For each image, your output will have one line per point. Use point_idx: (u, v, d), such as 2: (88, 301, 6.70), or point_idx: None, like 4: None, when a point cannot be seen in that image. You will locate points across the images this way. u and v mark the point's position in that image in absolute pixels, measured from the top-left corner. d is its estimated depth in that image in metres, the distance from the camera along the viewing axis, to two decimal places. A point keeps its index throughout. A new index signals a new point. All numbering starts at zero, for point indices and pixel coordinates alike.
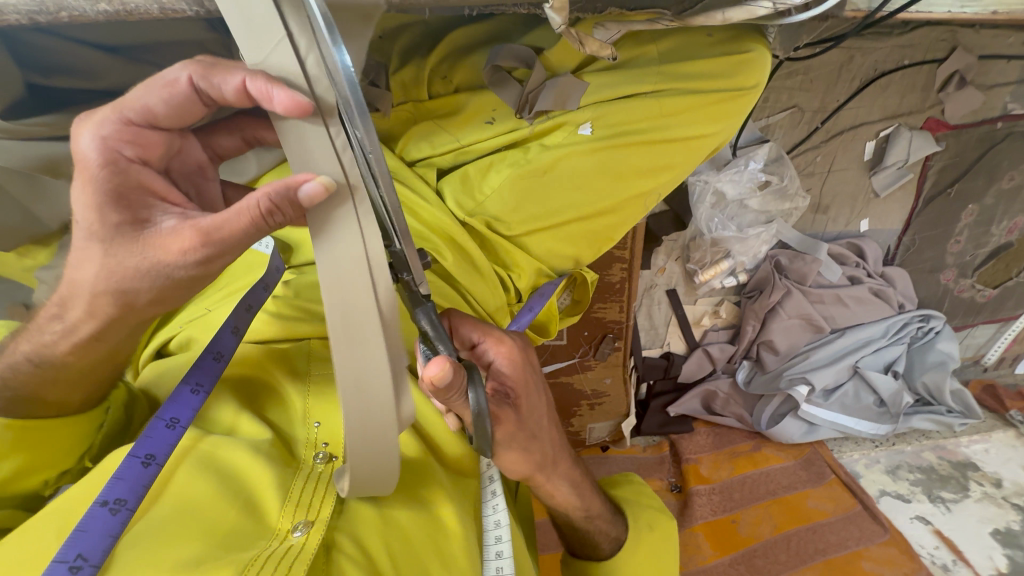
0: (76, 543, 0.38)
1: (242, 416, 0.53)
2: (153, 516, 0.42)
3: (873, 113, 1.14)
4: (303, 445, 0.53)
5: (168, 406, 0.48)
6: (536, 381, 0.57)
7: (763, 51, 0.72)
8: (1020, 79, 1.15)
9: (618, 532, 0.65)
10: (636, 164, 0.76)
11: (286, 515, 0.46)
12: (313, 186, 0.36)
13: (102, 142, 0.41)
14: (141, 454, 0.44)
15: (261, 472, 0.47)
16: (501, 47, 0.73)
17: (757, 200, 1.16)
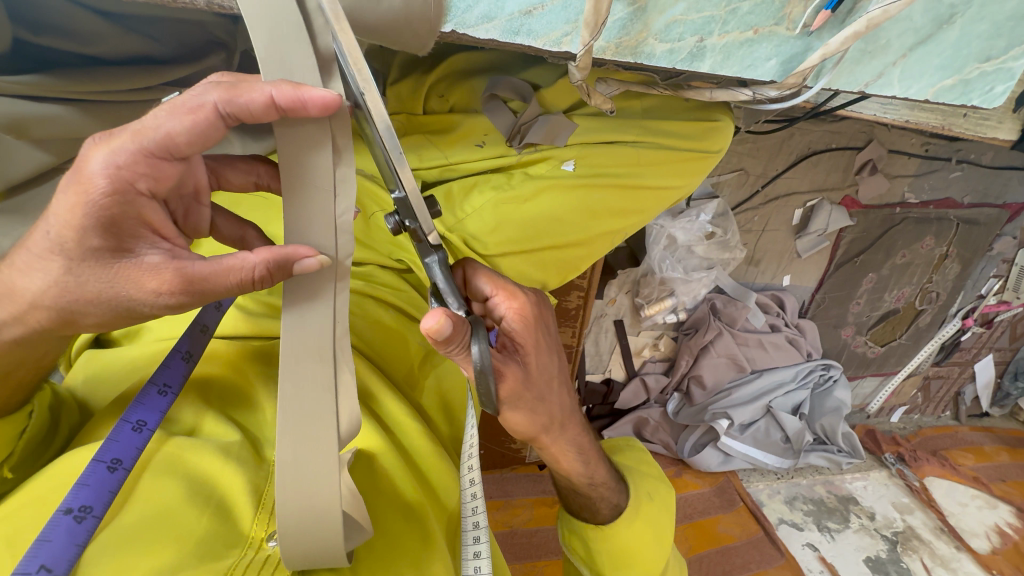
0: (38, 554, 0.39)
1: (206, 416, 0.55)
2: (118, 524, 0.44)
3: (803, 184, 1.30)
4: (270, 446, 0.55)
5: (135, 409, 0.50)
6: (546, 340, 0.58)
7: (728, 122, 0.82)
8: (917, 174, 1.38)
9: (618, 499, 0.68)
10: (611, 204, 0.82)
11: (259, 524, 0.49)
12: (312, 263, 0.44)
13: (114, 171, 0.39)
14: (106, 460, 0.45)
15: (231, 478, 0.50)
16: (501, 79, 0.78)
17: (703, 248, 1.27)
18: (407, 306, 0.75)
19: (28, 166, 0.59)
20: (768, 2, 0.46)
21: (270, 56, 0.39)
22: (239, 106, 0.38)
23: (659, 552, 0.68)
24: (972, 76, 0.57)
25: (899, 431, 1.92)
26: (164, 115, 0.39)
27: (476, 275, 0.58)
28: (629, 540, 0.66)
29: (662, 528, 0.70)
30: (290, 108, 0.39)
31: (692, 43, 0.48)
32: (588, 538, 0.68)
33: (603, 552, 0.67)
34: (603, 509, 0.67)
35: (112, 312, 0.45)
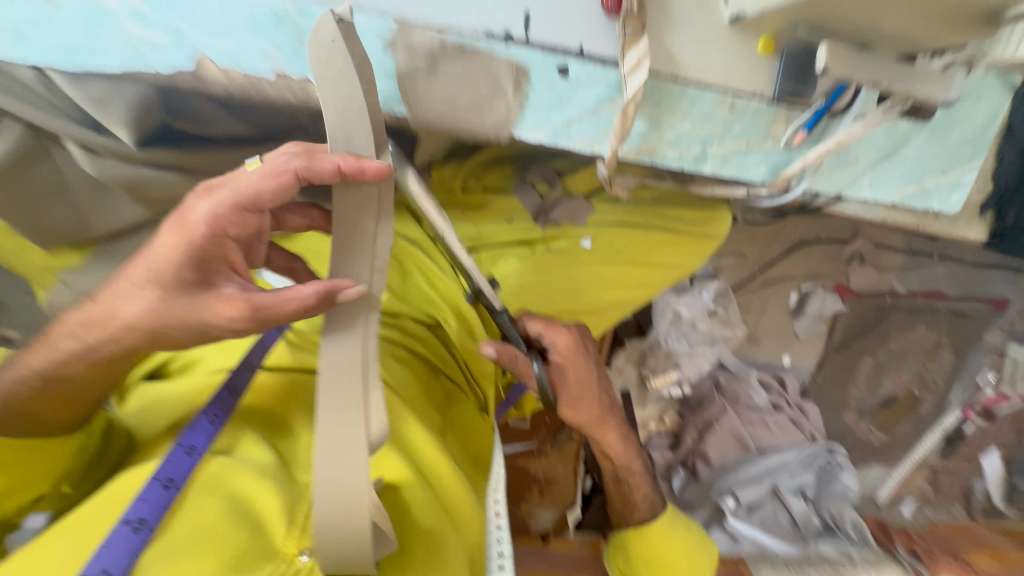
0: (101, 559, 0.45)
1: (244, 439, 0.59)
2: (166, 536, 0.48)
3: (797, 270, 1.42)
4: (302, 471, 0.59)
5: (187, 434, 0.56)
6: (588, 359, 0.72)
7: (725, 212, 0.93)
8: (902, 267, 1.49)
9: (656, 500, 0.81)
10: (621, 278, 0.93)
11: (291, 539, 0.52)
12: (351, 293, 0.50)
13: (213, 219, 0.50)
14: (162, 478, 0.52)
15: (270, 498, 0.54)
16: (530, 168, 0.91)
17: (706, 324, 1.35)
18: (434, 358, 0.83)
19: (127, 218, 0.68)
20: (757, 123, 0.58)
21: (338, 129, 0.47)
22: (314, 171, 0.48)
23: (687, 566, 0.78)
24: (930, 186, 0.68)
25: (911, 527, 1.86)
26: (261, 180, 0.49)
27: (526, 319, 0.71)
28: (664, 536, 0.79)
29: (692, 547, 0.80)
30: (350, 173, 0.48)
31: (697, 149, 0.59)
32: (626, 542, 0.82)
33: (637, 557, 0.80)
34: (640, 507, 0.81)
35: (198, 339, 0.52)
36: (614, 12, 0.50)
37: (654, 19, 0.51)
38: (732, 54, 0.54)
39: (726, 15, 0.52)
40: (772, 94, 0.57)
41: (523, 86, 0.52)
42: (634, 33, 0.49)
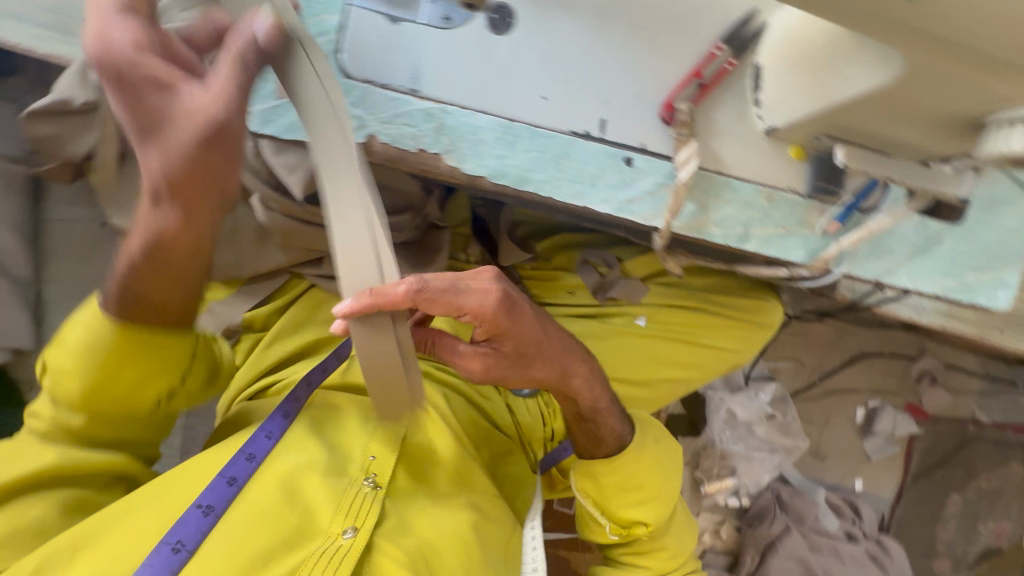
0: (178, 532, 0.59)
1: (305, 441, 0.69)
2: (232, 517, 0.61)
3: (860, 384, 1.39)
4: (357, 467, 0.69)
5: (249, 443, 0.67)
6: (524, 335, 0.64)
7: (775, 303, 1.00)
8: (982, 392, 1.41)
9: (623, 431, 0.79)
10: (674, 356, 0.99)
11: (337, 523, 0.64)
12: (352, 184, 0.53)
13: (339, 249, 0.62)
14: (228, 475, 0.64)
15: (320, 490, 0.66)
16: (593, 250, 1.02)
17: (763, 429, 1.31)
18: (492, 408, 0.89)
19: (270, 261, 0.87)
20: (792, 213, 0.69)
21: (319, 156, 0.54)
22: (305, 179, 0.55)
23: (666, 484, 0.82)
24: (972, 282, 0.73)
25: None
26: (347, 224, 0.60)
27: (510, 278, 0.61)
28: (637, 470, 0.79)
29: (666, 463, 0.83)
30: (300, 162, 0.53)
31: (740, 230, 0.69)
32: (597, 475, 0.79)
33: (615, 484, 0.80)
34: (608, 439, 0.78)
35: None
36: (668, 121, 0.65)
37: (701, 128, 0.66)
38: (767, 157, 0.68)
39: (761, 125, 0.66)
40: (805, 190, 0.69)
41: (596, 171, 0.65)
42: (684, 136, 0.64)
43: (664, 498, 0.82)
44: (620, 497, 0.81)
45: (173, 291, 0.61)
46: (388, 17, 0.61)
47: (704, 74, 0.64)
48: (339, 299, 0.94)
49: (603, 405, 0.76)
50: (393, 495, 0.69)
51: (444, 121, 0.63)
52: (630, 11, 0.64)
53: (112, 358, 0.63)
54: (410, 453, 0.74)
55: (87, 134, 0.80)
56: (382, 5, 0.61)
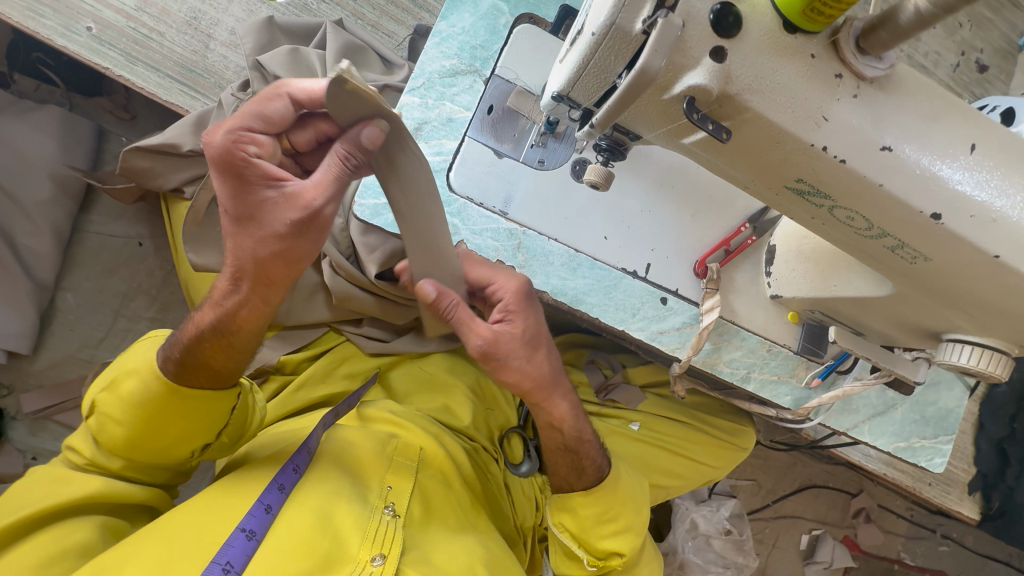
0: (225, 554, 0.60)
1: (328, 471, 0.72)
2: (269, 544, 0.63)
3: (806, 511, 1.51)
4: (377, 497, 0.73)
5: (279, 474, 0.70)
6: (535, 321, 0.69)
7: (750, 429, 1.13)
8: (907, 535, 1.56)
9: (602, 463, 0.81)
10: (661, 464, 1.08)
11: (365, 549, 0.67)
12: (372, 130, 0.53)
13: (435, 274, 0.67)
14: (264, 503, 0.67)
15: (349, 517, 0.68)
16: (599, 354, 1.15)
17: (721, 543, 1.38)
18: (493, 487, 0.96)
19: (315, 315, 0.94)
20: (785, 364, 0.83)
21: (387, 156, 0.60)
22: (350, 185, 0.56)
23: (637, 514, 0.83)
24: (917, 445, 0.88)
25: None
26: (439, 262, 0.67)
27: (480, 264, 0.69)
28: (614, 495, 0.81)
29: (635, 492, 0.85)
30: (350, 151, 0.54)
31: (742, 372, 0.82)
32: (574, 507, 0.80)
33: (591, 515, 0.80)
34: (588, 471, 0.80)
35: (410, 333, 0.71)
36: (700, 276, 0.79)
37: (723, 284, 0.80)
38: (771, 317, 0.82)
39: (769, 291, 0.80)
40: (796, 348, 0.83)
41: (637, 305, 0.78)
42: (711, 289, 0.77)
43: (636, 530, 0.83)
44: (598, 529, 0.81)
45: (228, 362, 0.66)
46: (495, 152, 0.73)
47: (731, 244, 0.79)
48: (370, 358, 1.00)
49: (586, 436, 0.78)
50: (410, 524, 0.73)
51: (523, 242, 0.75)
52: (682, 184, 0.80)
53: (161, 408, 0.67)
54: (425, 486, 0.78)
55: (179, 173, 0.87)
56: (491, 140, 0.73)
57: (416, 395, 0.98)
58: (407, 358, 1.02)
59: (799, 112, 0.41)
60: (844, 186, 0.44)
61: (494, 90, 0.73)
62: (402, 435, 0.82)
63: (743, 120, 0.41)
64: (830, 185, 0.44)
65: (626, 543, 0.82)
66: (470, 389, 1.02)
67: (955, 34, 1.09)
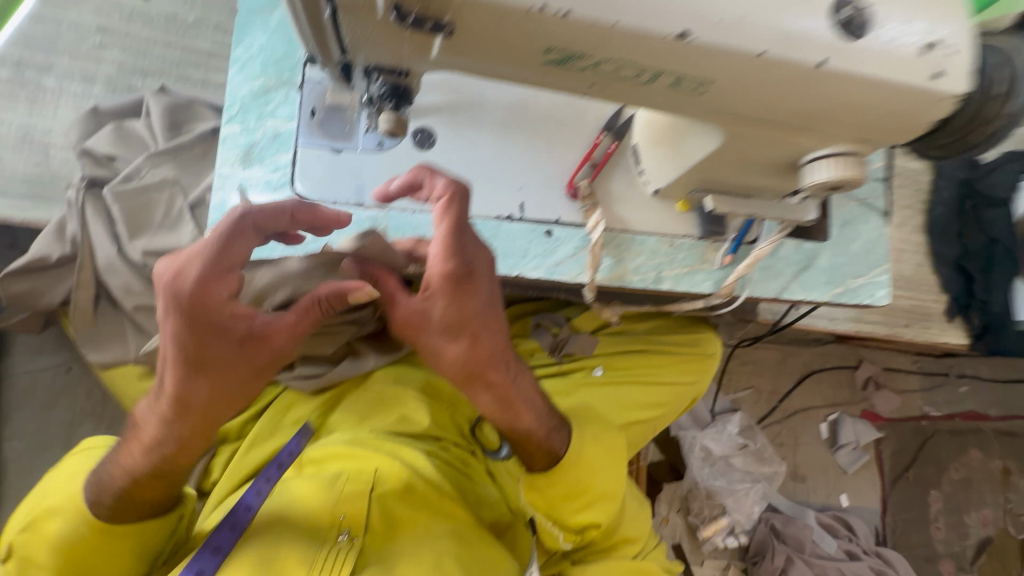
0: None
1: (274, 519, 0.72)
2: None
3: (816, 399, 1.48)
4: (329, 527, 0.71)
5: (213, 538, 0.69)
6: (467, 304, 0.63)
7: (713, 333, 1.10)
8: (923, 388, 1.53)
9: (559, 444, 0.81)
10: (637, 398, 1.06)
11: None
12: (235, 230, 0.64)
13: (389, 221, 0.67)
14: (194, 570, 0.66)
15: (293, 557, 0.67)
16: (544, 314, 1.12)
17: (740, 459, 1.34)
18: (470, 480, 0.95)
19: None
20: (693, 253, 0.82)
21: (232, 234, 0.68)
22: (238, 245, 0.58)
23: (609, 480, 0.85)
24: (854, 286, 0.87)
25: None
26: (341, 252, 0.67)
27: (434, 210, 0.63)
28: (579, 465, 0.82)
29: (601, 459, 0.85)
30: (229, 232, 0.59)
31: (653, 274, 0.81)
32: (541, 487, 0.83)
33: (559, 493, 0.83)
34: (541, 453, 0.81)
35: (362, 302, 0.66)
36: (574, 197, 0.79)
37: (601, 197, 0.80)
38: (661, 213, 0.81)
39: (648, 188, 0.79)
40: (698, 234, 0.82)
41: (524, 247, 0.78)
42: (589, 205, 0.77)
43: (612, 493, 0.85)
44: (567, 505, 0.84)
45: (159, 491, 0.63)
46: (331, 149, 0.73)
47: (594, 157, 0.78)
48: (313, 397, 0.98)
49: (525, 424, 0.76)
50: (371, 544, 0.72)
51: (388, 223, 0.75)
52: (526, 118, 0.80)
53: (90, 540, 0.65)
54: (385, 503, 0.76)
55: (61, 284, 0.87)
56: (325, 140, 0.73)
57: (368, 417, 0.95)
58: (350, 384, 1.01)
59: None
60: (585, 41, 0.44)
61: (310, 93, 0.74)
62: (355, 464, 0.80)
63: (456, 11, 0.41)
64: (574, 43, 0.44)
65: (600, 510, 0.85)
66: (422, 391, 1.00)
67: None
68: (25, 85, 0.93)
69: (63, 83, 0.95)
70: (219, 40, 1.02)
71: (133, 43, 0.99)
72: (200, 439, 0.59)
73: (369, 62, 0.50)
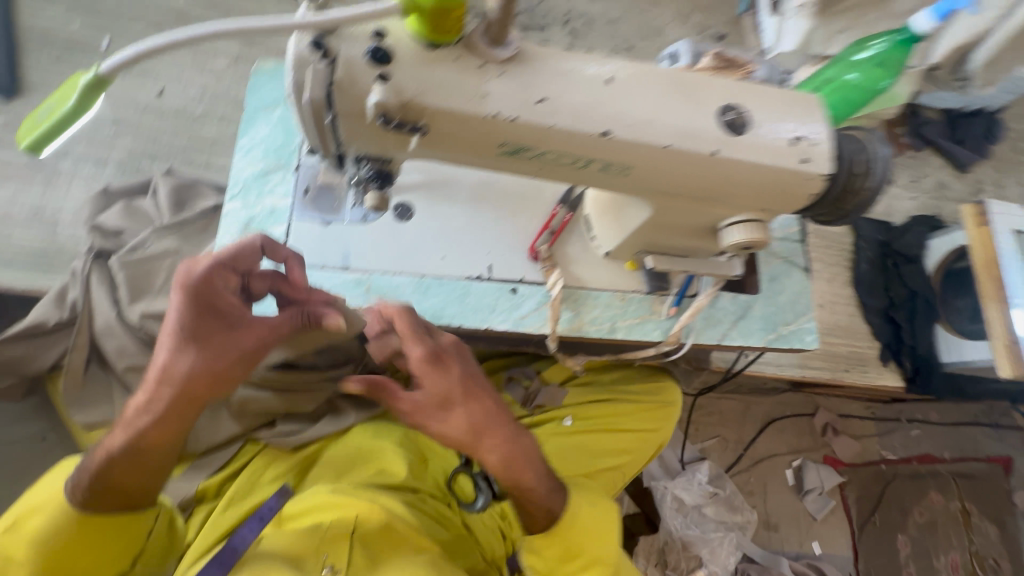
0: None
1: (259, 557, 0.76)
2: None
3: (780, 447, 1.55)
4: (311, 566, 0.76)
5: None
6: (449, 371, 0.75)
7: (672, 381, 1.18)
8: (878, 432, 1.62)
9: (556, 505, 0.83)
10: (604, 446, 1.12)
11: None
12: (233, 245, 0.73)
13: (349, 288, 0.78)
14: None
15: None
16: (516, 367, 1.19)
17: (712, 508, 1.38)
18: (449, 531, 0.98)
19: (226, 432, 0.97)
20: (643, 306, 0.93)
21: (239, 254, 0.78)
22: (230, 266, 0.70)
23: (608, 541, 0.85)
24: (786, 332, 0.98)
25: None
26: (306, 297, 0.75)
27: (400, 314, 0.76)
28: (577, 526, 0.83)
29: (603, 520, 0.86)
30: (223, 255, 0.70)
31: (609, 325, 0.91)
32: (539, 551, 0.84)
33: (556, 555, 0.83)
34: (540, 517, 0.83)
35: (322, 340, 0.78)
36: (535, 259, 0.90)
37: (560, 259, 0.91)
38: (613, 271, 0.93)
39: (601, 251, 0.91)
40: (646, 288, 0.94)
41: (491, 303, 0.87)
42: (548, 266, 0.88)
43: (610, 556, 0.85)
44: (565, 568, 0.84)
45: (143, 478, 0.71)
46: (322, 222, 0.84)
47: (553, 225, 0.90)
48: (294, 454, 1.00)
49: (527, 482, 0.80)
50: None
51: (372, 284, 0.83)
52: (492, 193, 0.93)
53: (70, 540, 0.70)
54: (369, 544, 0.81)
55: (55, 348, 0.92)
56: (316, 214, 0.84)
57: (349, 469, 0.99)
58: (331, 440, 1.03)
59: (465, 97, 0.53)
60: (530, 136, 0.57)
61: (305, 174, 0.86)
62: (336, 509, 0.84)
63: (429, 116, 0.54)
64: (523, 138, 0.57)
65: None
66: (401, 444, 1.03)
67: (688, 23, 1.43)
68: (42, 169, 1.05)
69: (78, 165, 1.07)
70: (223, 128, 1.15)
71: (146, 132, 1.12)
72: (184, 416, 0.70)
73: (359, 153, 0.61)
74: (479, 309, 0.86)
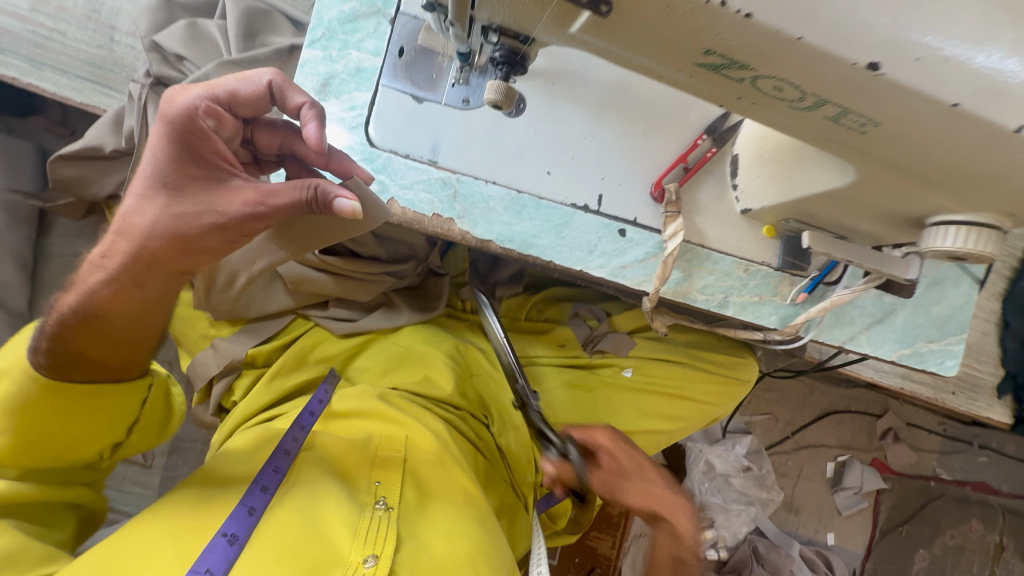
0: (205, 563, 0.59)
1: (314, 473, 0.71)
2: (251, 553, 0.61)
3: (830, 439, 1.46)
4: (364, 495, 0.72)
5: (248, 495, 0.66)
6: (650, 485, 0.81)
7: (751, 359, 1.06)
8: (941, 450, 1.50)
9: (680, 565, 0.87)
10: (659, 408, 1.03)
11: (355, 552, 0.65)
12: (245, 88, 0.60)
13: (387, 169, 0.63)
14: (247, 505, 0.66)
15: (337, 517, 0.67)
16: (583, 304, 1.10)
17: (740, 481, 1.34)
18: (485, 456, 0.94)
19: (278, 304, 0.92)
20: (766, 283, 0.77)
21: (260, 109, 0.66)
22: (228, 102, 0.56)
23: None
24: (925, 350, 0.81)
25: None
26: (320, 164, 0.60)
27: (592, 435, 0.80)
28: None
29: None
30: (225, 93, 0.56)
31: (720, 297, 0.76)
32: None
33: None
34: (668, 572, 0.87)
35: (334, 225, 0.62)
36: (658, 199, 0.73)
37: (686, 205, 0.74)
38: (744, 234, 0.75)
39: (738, 206, 0.73)
40: (776, 265, 0.76)
41: (592, 240, 0.72)
42: (672, 212, 0.71)
43: None
44: None
45: (115, 351, 0.61)
46: (413, 97, 0.68)
47: (689, 160, 0.72)
48: (341, 340, 0.95)
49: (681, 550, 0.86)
50: (405, 514, 0.72)
51: (458, 190, 0.69)
52: (625, 103, 0.73)
53: (39, 408, 0.61)
54: (415, 472, 0.77)
55: (112, 177, 0.85)
56: (408, 86, 0.68)
57: (394, 369, 0.94)
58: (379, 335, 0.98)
59: None
60: (756, 50, 0.38)
61: (402, 29, 0.68)
62: (384, 428, 0.80)
63: None
64: (743, 50, 0.39)
65: None
66: (449, 355, 0.97)
67: None
68: None
69: None
70: None
71: None
72: (145, 283, 0.58)
73: (492, 21, 0.46)
74: (575, 244, 0.72)
